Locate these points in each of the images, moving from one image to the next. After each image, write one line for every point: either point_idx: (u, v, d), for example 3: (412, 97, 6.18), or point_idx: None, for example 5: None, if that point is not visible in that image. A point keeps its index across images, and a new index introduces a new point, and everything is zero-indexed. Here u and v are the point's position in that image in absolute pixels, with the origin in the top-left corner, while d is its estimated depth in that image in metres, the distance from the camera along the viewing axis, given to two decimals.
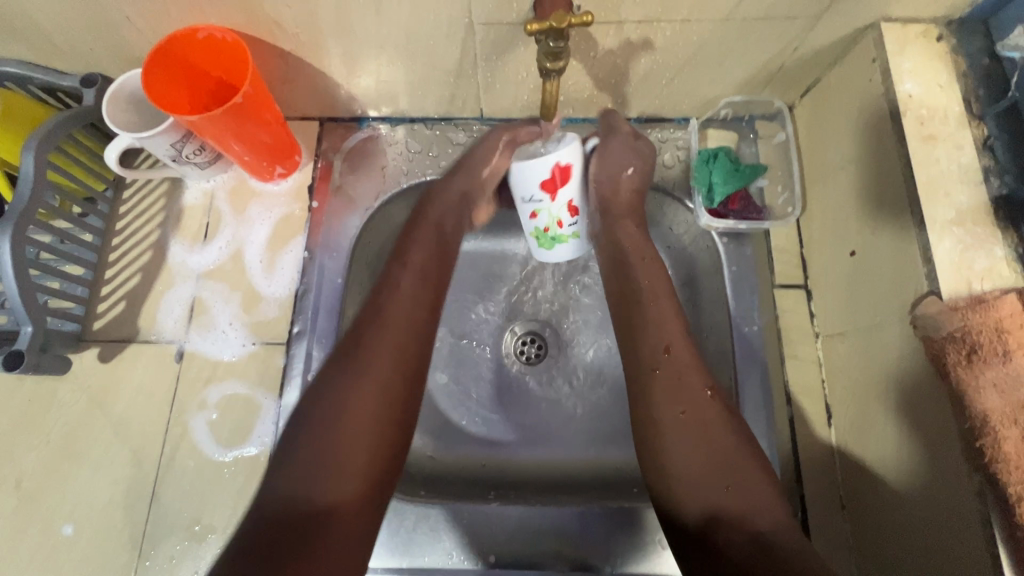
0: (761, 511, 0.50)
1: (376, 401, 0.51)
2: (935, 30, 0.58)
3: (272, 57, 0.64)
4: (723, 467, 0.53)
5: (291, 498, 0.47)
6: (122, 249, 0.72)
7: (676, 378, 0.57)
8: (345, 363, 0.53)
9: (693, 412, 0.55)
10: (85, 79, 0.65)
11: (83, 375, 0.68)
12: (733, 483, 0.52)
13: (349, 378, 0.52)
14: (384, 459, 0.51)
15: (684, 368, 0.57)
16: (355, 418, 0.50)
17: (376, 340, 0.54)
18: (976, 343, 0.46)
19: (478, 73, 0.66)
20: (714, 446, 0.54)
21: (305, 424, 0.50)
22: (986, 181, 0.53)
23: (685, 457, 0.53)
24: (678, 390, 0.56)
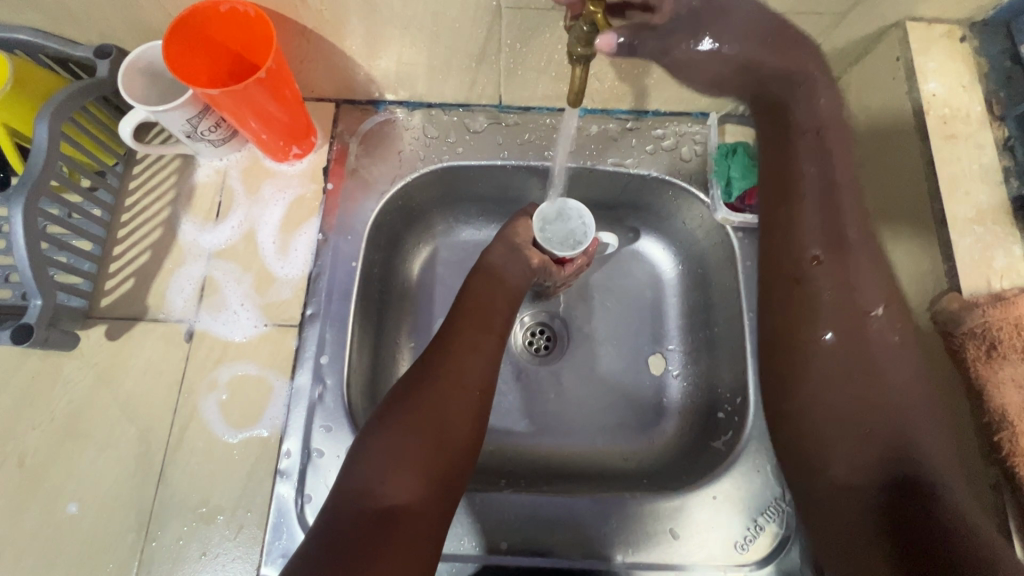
0: (914, 448, 0.48)
1: (451, 408, 0.53)
2: (959, 31, 0.59)
3: (294, 35, 0.63)
4: (875, 396, 0.50)
5: (365, 494, 0.47)
6: (131, 226, 0.71)
7: (846, 292, 0.53)
8: (421, 381, 0.55)
9: (856, 336, 0.52)
10: (99, 51, 0.64)
11: (90, 352, 0.66)
12: (887, 420, 0.49)
13: (423, 394, 0.54)
14: (456, 463, 0.52)
15: (851, 279, 0.53)
16: (430, 422, 0.52)
17: (450, 360, 0.57)
18: (997, 339, 0.47)
19: (502, 59, 0.66)
20: (873, 374, 0.51)
21: (380, 428, 0.51)
22: (1006, 181, 0.54)
23: (828, 385, 0.52)
24: (846, 304, 0.53)
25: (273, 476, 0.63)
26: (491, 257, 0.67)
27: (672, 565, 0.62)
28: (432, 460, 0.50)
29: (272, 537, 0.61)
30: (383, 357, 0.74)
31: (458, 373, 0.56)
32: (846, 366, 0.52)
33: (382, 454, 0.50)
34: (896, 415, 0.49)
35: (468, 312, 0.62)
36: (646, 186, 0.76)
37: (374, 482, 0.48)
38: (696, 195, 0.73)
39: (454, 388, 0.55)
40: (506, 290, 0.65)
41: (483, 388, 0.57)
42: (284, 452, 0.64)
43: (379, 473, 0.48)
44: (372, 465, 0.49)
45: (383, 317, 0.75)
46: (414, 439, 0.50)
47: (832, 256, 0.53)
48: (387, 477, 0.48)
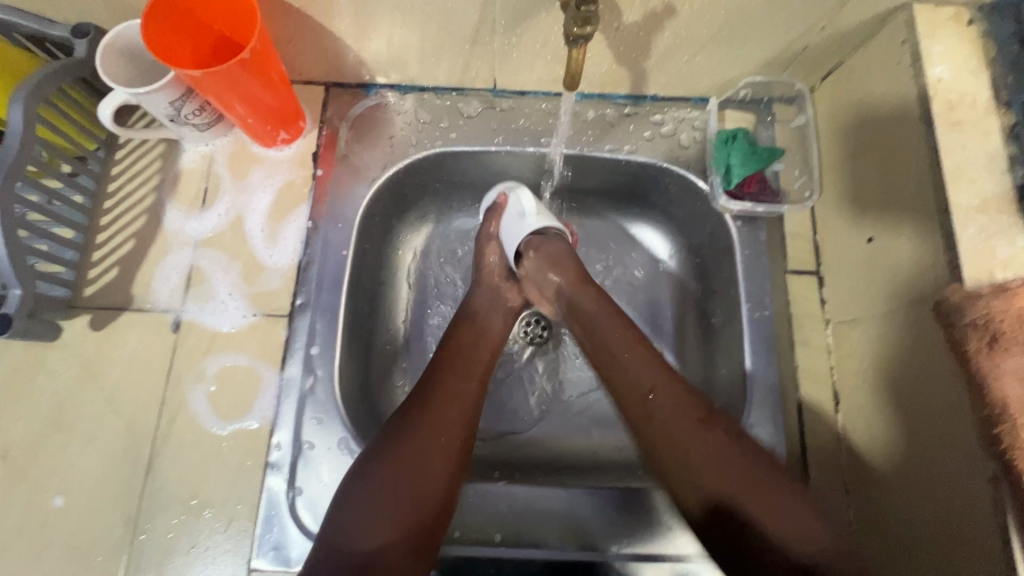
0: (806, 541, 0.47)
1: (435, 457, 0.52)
2: (967, 13, 0.57)
3: (279, 13, 0.60)
4: (751, 492, 0.49)
5: (339, 548, 0.47)
6: (114, 213, 0.69)
7: (665, 399, 0.55)
8: (400, 428, 0.54)
9: (703, 435, 0.52)
10: (76, 29, 0.61)
11: (74, 342, 0.65)
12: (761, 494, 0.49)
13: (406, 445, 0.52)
14: (434, 511, 0.51)
15: (674, 389, 0.55)
16: (413, 477, 0.51)
17: (438, 408, 0.55)
18: (999, 331, 0.46)
19: (496, 41, 0.63)
20: (734, 466, 0.50)
21: (361, 482, 0.50)
22: (1012, 170, 0.53)
23: (709, 472, 0.51)
24: (673, 411, 0.54)
25: (264, 468, 0.62)
26: (475, 302, 0.68)
27: (667, 557, 0.61)
28: (411, 509, 0.50)
29: (263, 530, 0.60)
30: (376, 349, 0.72)
31: (437, 415, 0.54)
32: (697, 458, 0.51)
33: (361, 509, 0.49)
34: (785, 511, 0.48)
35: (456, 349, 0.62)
36: (646, 173, 0.74)
37: (352, 535, 0.48)
38: (695, 182, 0.71)
39: (437, 433, 0.53)
40: (487, 340, 0.64)
41: (468, 423, 0.56)
42: (274, 444, 0.62)
43: (359, 525, 0.48)
44: (350, 520, 0.48)
45: (374, 305, 0.73)
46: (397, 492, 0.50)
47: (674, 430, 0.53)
48: (366, 527, 0.48)
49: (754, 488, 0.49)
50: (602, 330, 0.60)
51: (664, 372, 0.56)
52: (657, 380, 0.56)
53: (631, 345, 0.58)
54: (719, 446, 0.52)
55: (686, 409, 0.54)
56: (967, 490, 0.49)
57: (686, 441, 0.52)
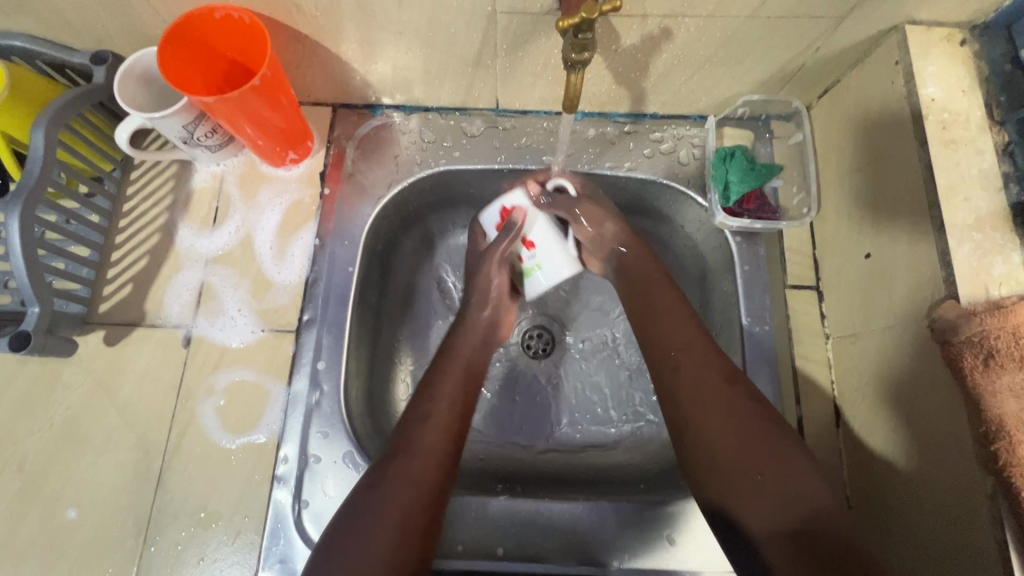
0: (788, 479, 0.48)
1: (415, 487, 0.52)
2: (959, 34, 0.58)
3: (289, 40, 0.62)
4: (757, 454, 0.50)
5: None
6: (129, 232, 0.71)
7: (677, 348, 0.58)
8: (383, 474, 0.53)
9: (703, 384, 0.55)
10: (95, 57, 0.64)
11: (88, 357, 0.67)
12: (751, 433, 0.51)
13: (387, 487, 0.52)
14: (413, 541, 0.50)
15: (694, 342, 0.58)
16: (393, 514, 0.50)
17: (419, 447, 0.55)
18: (994, 347, 0.46)
19: (498, 64, 0.65)
20: (729, 406, 0.53)
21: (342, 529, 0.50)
22: (1006, 188, 0.53)
23: (709, 417, 0.53)
24: (683, 358, 0.57)
25: (270, 481, 0.63)
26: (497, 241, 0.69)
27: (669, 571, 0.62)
28: (405, 527, 0.50)
29: (269, 543, 0.61)
30: (381, 363, 0.74)
31: (422, 436, 0.56)
32: (715, 410, 0.53)
33: (340, 561, 0.47)
34: (778, 459, 0.49)
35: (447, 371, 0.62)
36: (647, 189, 0.75)
37: None
38: (694, 198, 0.72)
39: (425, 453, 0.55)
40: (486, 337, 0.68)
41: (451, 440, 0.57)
42: (281, 457, 0.63)
43: (358, 546, 0.48)
44: (344, 548, 0.48)
45: (380, 320, 0.74)
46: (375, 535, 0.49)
47: (700, 394, 0.54)
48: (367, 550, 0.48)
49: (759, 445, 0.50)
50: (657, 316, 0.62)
51: (700, 336, 0.59)
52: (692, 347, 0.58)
53: (672, 318, 0.61)
54: (743, 407, 0.53)
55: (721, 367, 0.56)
56: (965, 509, 0.49)
57: (688, 378, 0.56)
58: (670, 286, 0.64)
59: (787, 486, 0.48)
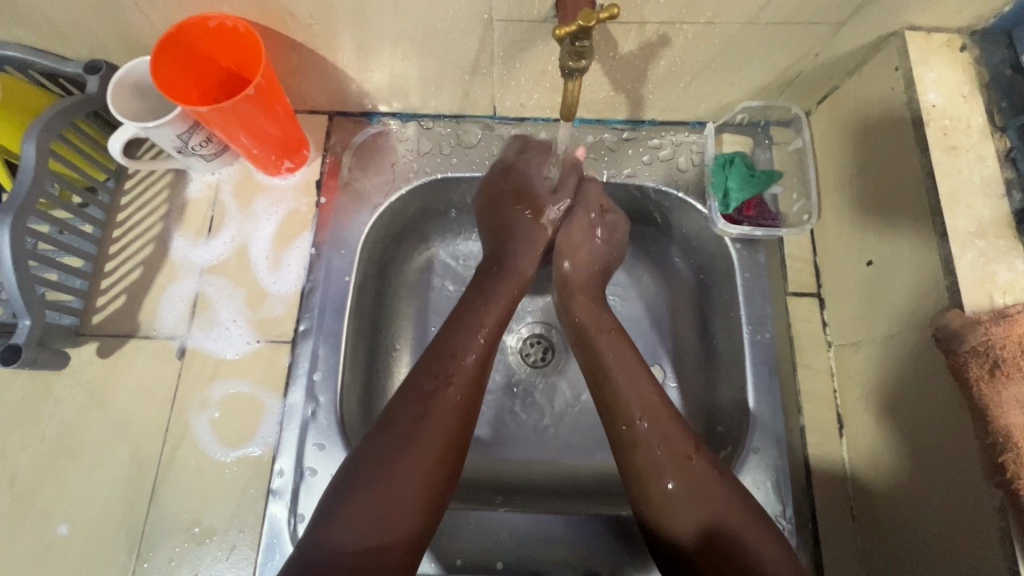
0: (764, 558, 0.49)
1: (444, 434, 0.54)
2: (959, 39, 0.58)
3: (283, 48, 0.62)
4: (730, 532, 0.51)
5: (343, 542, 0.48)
6: (122, 242, 0.71)
7: (642, 407, 0.57)
8: (405, 415, 0.54)
9: (688, 480, 0.53)
10: (88, 66, 0.63)
11: (81, 370, 0.66)
12: (726, 513, 0.52)
13: (409, 426, 0.54)
14: (438, 487, 0.53)
15: (654, 407, 0.57)
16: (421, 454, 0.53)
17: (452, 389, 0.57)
18: (1000, 358, 0.46)
19: (494, 71, 0.65)
20: (702, 485, 0.53)
21: (369, 464, 0.52)
22: (1008, 194, 0.53)
23: (692, 491, 0.52)
24: (652, 429, 0.56)
25: (266, 495, 0.62)
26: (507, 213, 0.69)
27: None
28: (419, 497, 0.51)
29: (264, 557, 0.60)
30: (378, 375, 0.73)
31: (439, 399, 0.56)
32: (697, 498, 0.52)
33: (364, 499, 0.50)
34: (745, 536, 0.51)
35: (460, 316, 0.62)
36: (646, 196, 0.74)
37: (350, 521, 0.49)
38: (693, 205, 0.72)
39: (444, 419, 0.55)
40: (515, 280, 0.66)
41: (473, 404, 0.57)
42: (277, 471, 0.62)
43: (373, 510, 0.49)
44: (353, 504, 0.50)
45: (377, 329, 0.74)
46: (399, 475, 0.51)
47: (690, 482, 0.53)
48: (381, 514, 0.50)
49: (736, 529, 0.51)
50: (600, 341, 0.62)
51: (677, 427, 0.56)
52: (676, 434, 0.55)
53: (649, 402, 0.57)
54: (723, 501, 0.52)
55: (680, 436, 0.56)
56: (971, 520, 0.48)
57: (658, 447, 0.55)
58: (623, 341, 0.62)
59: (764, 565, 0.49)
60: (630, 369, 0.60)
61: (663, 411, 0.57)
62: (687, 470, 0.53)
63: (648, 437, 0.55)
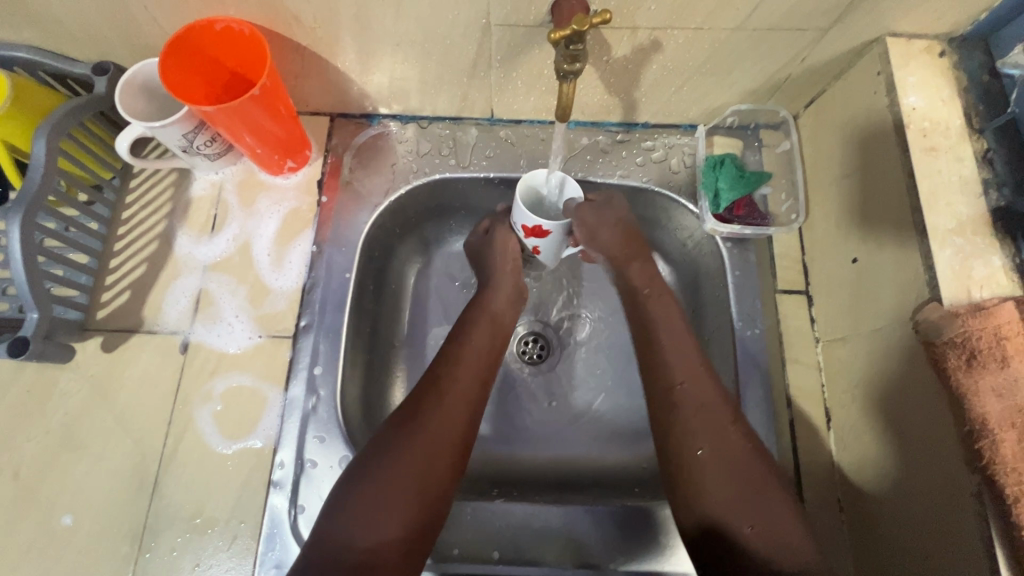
0: (776, 527, 0.50)
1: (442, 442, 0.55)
2: (938, 46, 0.60)
3: (287, 51, 0.64)
4: (751, 497, 0.52)
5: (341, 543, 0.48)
6: (128, 239, 0.72)
7: (685, 375, 0.59)
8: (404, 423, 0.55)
9: (718, 449, 0.54)
10: (97, 68, 0.65)
11: (86, 364, 0.67)
12: (747, 482, 0.52)
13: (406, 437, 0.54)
14: (435, 492, 0.53)
15: (701, 376, 0.59)
16: (420, 463, 0.53)
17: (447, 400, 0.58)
18: (975, 349, 0.47)
19: (492, 74, 0.67)
20: (731, 453, 0.54)
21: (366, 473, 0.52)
22: (986, 194, 0.55)
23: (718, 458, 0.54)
24: (691, 394, 0.57)
25: (267, 486, 0.64)
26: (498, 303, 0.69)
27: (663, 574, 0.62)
28: (416, 498, 0.52)
29: (266, 548, 0.61)
30: (377, 371, 0.74)
31: (435, 406, 0.57)
32: (725, 470, 0.54)
33: (362, 506, 0.50)
34: (766, 504, 0.51)
35: (458, 362, 0.61)
36: (639, 197, 0.76)
37: (348, 526, 0.49)
38: (685, 205, 0.74)
39: (434, 444, 0.54)
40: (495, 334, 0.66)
41: (465, 438, 0.57)
42: (277, 463, 0.64)
43: (360, 524, 0.49)
44: (351, 508, 0.50)
45: (377, 327, 0.75)
46: (401, 477, 0.52)
47: (719, 451, 0.54)
48: (366, 529, 0.49)
49: (754, 502, 0.51)
50: (652, 309, 0.64)
51: (716, 395, 0.57)
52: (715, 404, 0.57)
53: (694, 374, 0.59)
54: (750, 470, 0.53)
55: (718, 407, 0.57)
56: (951, 506, 0.50)
57: (696, 412, 0.56)
58: (676, 313, 0.63)
59: (773, 533, 0.49)
60: (680, 342, 0.61)
61: (711, 389, 0.58)
62: (721, 436, 0.55)
63: (688, 404, 0.57)
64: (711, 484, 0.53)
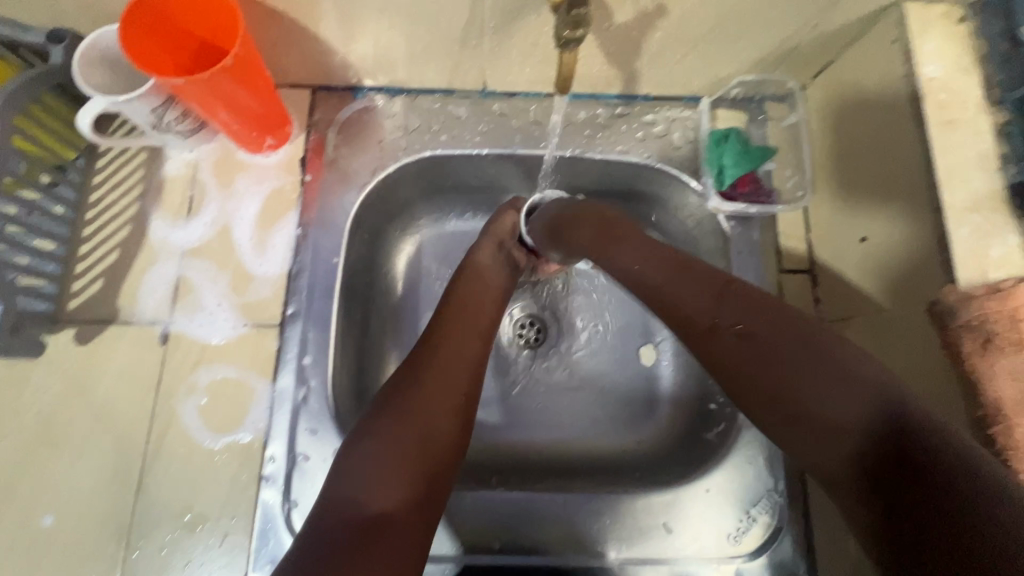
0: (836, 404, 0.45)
1: (442, 399, 0.53)
2: (957, 11, 0.57)
3: (261, 17, 0.58)
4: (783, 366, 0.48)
5: (349, 504, 0.45)
6: (97, 224, 0.68)
7: (652, 266, 0.60)
8: (402, 390, 0.54)
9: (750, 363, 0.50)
10: (52, 35, 0.60)
11: (59, 358, 0.64)
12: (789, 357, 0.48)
13: (406, 397, 0.52)
14: (443, 450, 0.51)
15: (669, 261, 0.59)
16: (420, 419, 0.51)
17: (443, 359, 0.56)
18: (993, 332, 0.46)
19: (484, 43, 0.62)
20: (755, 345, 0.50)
21: (366, 437, 0.50)
22: (1003, 169, 0.53)
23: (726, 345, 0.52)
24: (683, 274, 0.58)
25: (258, 481, 0.61)
26: (478, 258, 0.69)
27: (667, 560, 0.62)
28: (420, 454, 0.49)
29: (258, 544, 0.59)
30: (370, 358, 0.71)
31: (433, 369, 0.55)
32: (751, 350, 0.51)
33: (365, 468, 0.47)
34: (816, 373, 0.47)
35: (448, 323, 0.60)
36: (640, 174, 0.73)
37: (352, 489, 0.47)
38: (687, 182, 0.71)
39: (434, 403, 0.53)
40: (490, 293, 0.66)
41: (467, 391, 0.56)
42: (268, 457, 0.61)
43: (365, 482, 0.47)
44: (355, 468, 0.48)
45: (369, 313, 0.72)
46: (404, 438, 0.49)
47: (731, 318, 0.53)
48: (371, 488, 0.47)
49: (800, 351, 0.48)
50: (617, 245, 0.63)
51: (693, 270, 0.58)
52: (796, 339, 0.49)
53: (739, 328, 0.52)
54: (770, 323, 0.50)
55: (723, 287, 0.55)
56: None
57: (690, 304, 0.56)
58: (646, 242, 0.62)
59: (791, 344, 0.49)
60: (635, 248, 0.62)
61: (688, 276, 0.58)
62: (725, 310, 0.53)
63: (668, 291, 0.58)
64: (846, 440, 0.44)
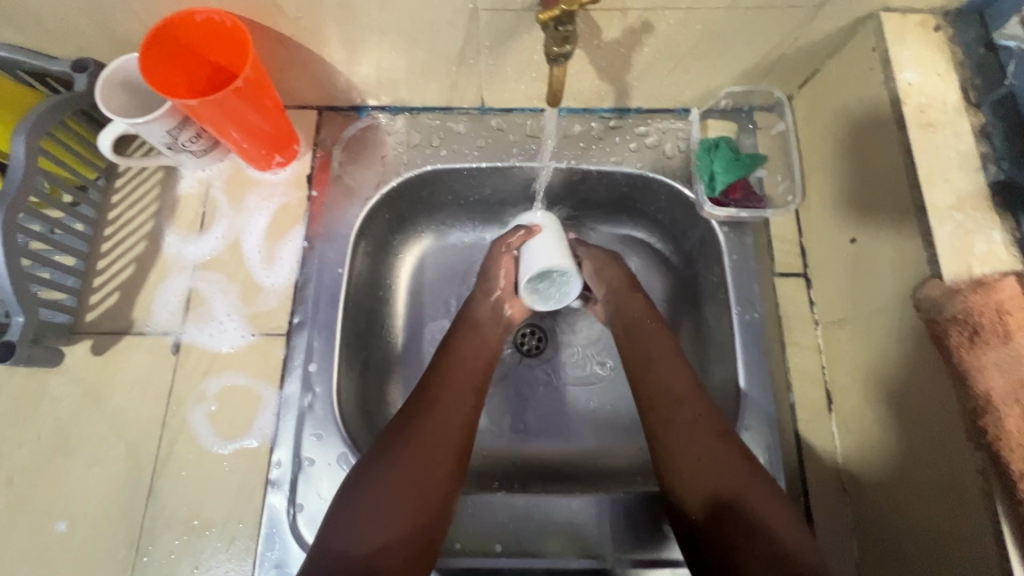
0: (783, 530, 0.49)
1: (439, 451, 0.55)
2: (933, 20, 0.59)
3: (271, 43, 0.62)
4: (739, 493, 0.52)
5: (344, 552, 0.49)
6: (115, 240, 0.71)
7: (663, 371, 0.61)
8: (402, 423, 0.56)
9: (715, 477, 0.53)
10: (76, 64, 0.64)
11: (76, 368, 0.66)
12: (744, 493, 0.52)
13: (402, 443, 0.55)
14: (437, 498, 0.54)
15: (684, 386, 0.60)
16: (417, 469, 0.54)
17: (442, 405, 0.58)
18: (978, 325, 0.47)
19: (481, 62, 0.65)
20: (718, 469, 0.54)
21: (364, 477, 0.53)
22: (984, 168, 0.54)
23: (699, 452, 0.55)
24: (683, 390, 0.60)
25: (264, 486, 0.63)
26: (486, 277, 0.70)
27: (668, 562, 0.62)
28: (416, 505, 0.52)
29: (264, 548, 0.60)
30: (374, 366, 0.73)
31: (433, 415, 0.57)
32: (710, 462, 0.54)
33: (363, 517, 0.51)
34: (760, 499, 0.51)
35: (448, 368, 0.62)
36: (635, 184, 0.75)
37: (347, 534, 0.50)
38: (681, 190, 0.73)
39: (429, 449, 0.55)
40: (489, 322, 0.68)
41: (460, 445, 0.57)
42: (274, 462, 0.63)
43: (357, 533, 0.50)
44: (358, 507, 0.51)
45: (373, 323, 0.74)
46: (399, 487, 0.52)
47: (697, 435, 0.56)
48: (366, 531, 0.50)
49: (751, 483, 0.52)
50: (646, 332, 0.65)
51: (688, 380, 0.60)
52: (753, 483, 0.52)
53: (718, 461, 0.54)
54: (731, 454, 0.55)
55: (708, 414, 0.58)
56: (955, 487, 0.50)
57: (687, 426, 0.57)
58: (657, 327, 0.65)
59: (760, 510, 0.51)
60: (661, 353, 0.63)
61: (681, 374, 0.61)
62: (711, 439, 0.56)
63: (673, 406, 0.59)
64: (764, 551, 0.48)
